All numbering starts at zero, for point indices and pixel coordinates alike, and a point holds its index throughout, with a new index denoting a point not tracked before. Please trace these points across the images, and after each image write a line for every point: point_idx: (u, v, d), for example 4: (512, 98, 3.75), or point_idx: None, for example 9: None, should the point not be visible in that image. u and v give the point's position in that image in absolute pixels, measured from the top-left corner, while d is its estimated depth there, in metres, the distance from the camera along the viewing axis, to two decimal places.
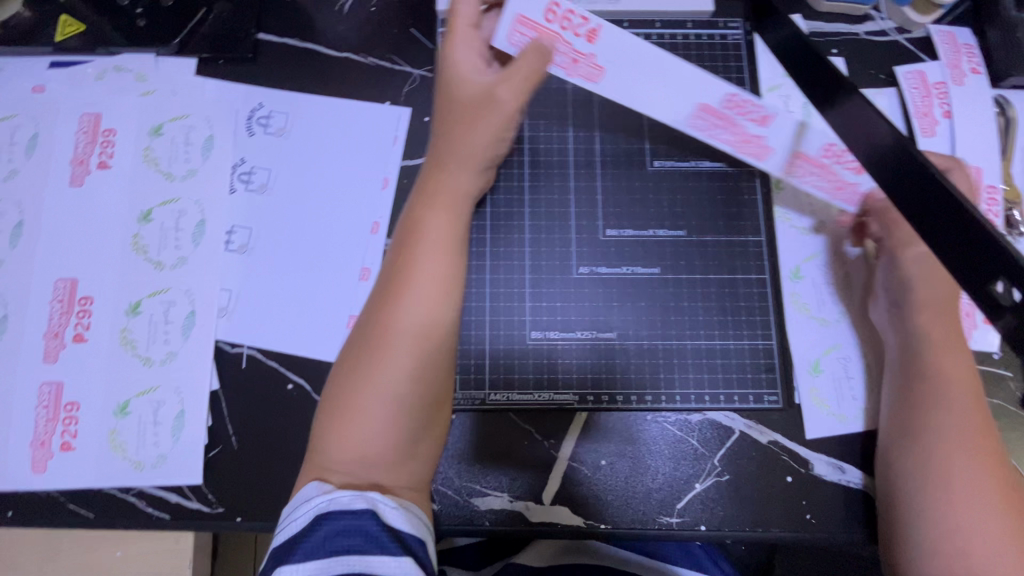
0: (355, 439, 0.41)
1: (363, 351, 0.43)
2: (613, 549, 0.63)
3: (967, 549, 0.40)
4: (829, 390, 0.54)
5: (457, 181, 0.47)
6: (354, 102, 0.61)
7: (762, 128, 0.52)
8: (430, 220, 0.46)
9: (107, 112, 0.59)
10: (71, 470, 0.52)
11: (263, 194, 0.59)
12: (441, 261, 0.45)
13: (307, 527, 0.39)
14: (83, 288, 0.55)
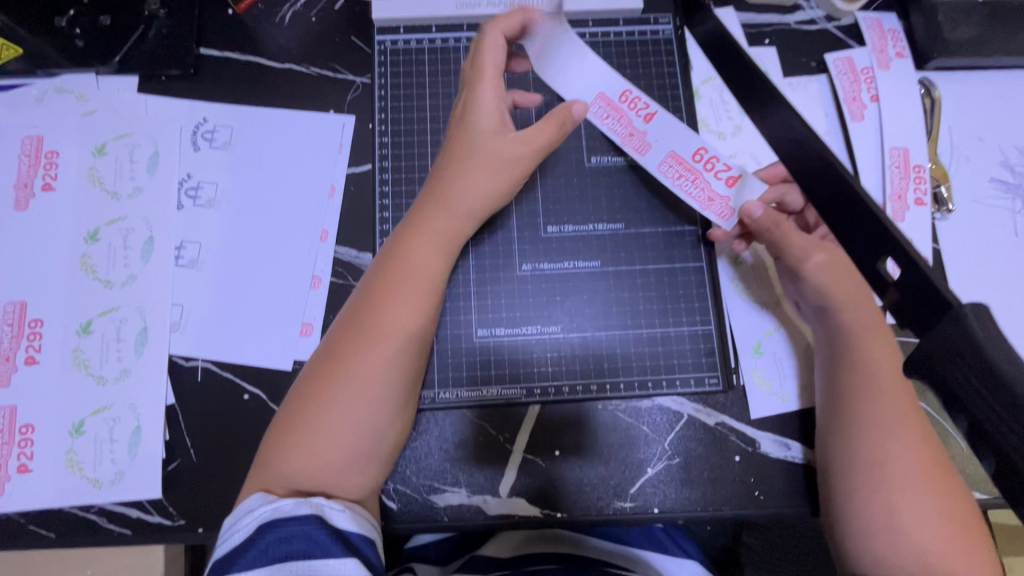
0: (338, 449, 0.44)
1: (345, 376, 0.45)
2: (575, 534, 0.65)
3: (898, 526, 0.44)
4: (772, 371, 0.56)
5: (453, 225, 0.50)
6: (297, 112, 0.62)
7: (644, 126, 0.55)
8: (407, 252, 0.49)
9: (49, 133, 0.59)
10: (29, 492, 0.52)
11: (210, 208, 0.59)
12: (423, 295, 0.48)
13: (251, 538, 0.40)
14: (33, 310, 0.55)
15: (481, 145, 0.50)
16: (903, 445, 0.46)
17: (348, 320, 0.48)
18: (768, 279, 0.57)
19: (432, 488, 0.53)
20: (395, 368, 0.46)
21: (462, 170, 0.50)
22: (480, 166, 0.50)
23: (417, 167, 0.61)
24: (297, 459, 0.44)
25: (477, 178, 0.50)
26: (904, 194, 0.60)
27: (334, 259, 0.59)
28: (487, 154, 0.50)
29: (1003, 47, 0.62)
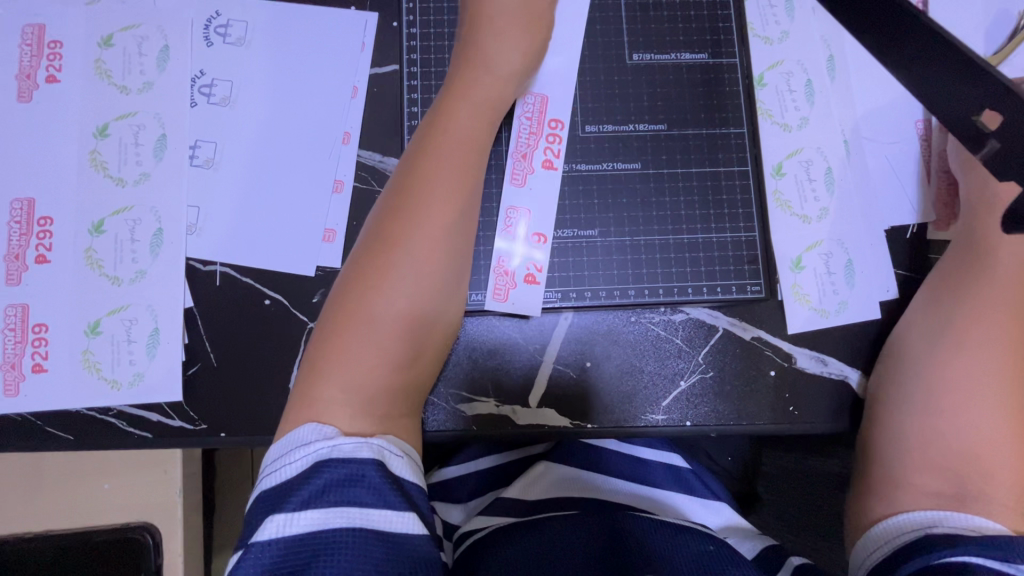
0: (376, 330, 0.43)
1: (391, 244, 0.45)
2: (602, 478, 0.64)
3: (942, 411, 0.48)
4: (812, 296, 0.54)
5: (491, 86, 0.49)
6: (316, 7, 0.58)
7: (537, 166, 0.52)
8: (451, 123, 0.47)
9: (52, 22, 0.55)
10: (45, 391, 0.51)
11: (225, 107, 0.56)
12: (465, 164, 0.47)
13: (303, 474, 0.38)
14: (41, 208, 0.53)
15: (504, 4, 0.49)
16: (992, 358, 0.48)
17: (391, 190, 0.47)
18: (811, 189, 0.55)
19: (460, 400, 0.52)
20: (439, 232, 0.45)
21: (492, 31, 0.49)
22: (509, 28, 0.49)
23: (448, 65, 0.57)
24: (354, 342, 0.43)
25: (510, 39, 0.49)
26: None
27: (358, 163, 0.56)
28: (509, 13, 0.49)
29: None
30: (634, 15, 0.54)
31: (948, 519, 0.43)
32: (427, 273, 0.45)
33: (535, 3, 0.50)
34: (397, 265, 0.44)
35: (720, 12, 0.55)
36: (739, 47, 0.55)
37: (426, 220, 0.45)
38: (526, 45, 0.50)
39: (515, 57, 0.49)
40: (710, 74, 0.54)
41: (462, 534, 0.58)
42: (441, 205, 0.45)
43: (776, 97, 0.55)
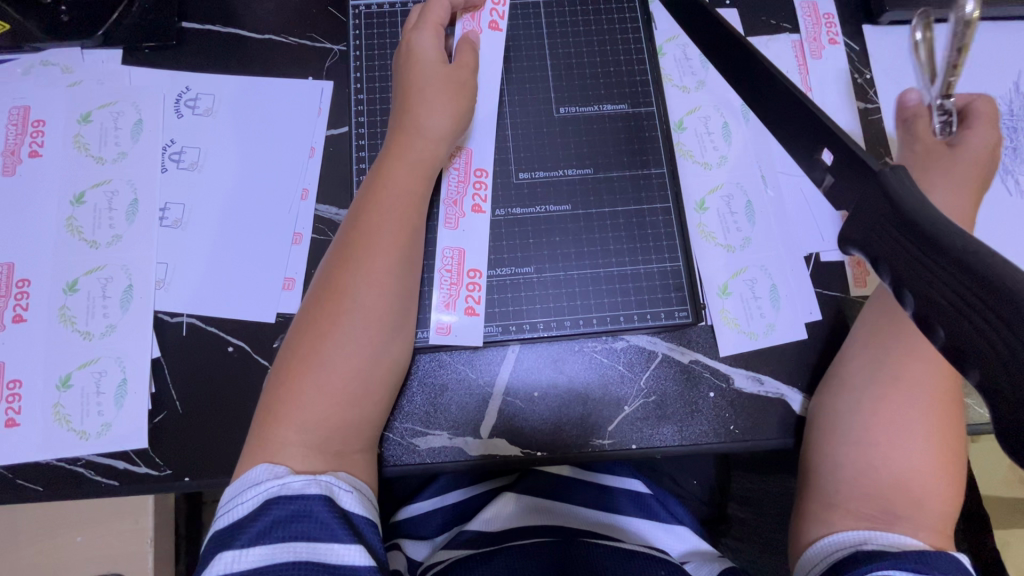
0: (319, 375, 0.46)
1: (334, 292, 0.48)
2: (566, 508, 0.65)
3: (878, 436, 0.49)
4: (736, 323, 0.58)
5: (425, 144, 0.53)
6: (275, 79, 0.64)
7: (467, 210, 0.57)
8: (390, 181, 0.51)
9: (35, 104, 0.61)
10: (17, 445, 0.53)
11: (193, 171, 0.61)
12: (405, 218, 0.51)
13: (253, 512, 0.41)
14: (20, 271, 0.57)
15: (434, 73, 0.54)
16: (920, 382, 0.49)
17: (339, 245, 0.50)
18: (731, 222, 0.59)
19: (415, 432, 0.55)
20: (382, 284, 0.48)
21: (423, 97, 0.54)
22: (439, 94, 0.54)
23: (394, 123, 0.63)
24: (305, 391, 0.46)
25: (440, 104, 0.54)
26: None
27: (315, 216, 0.61)
28: (436, 80, 0.54)
29: None
30: (560, 74, 0.60)
31: (876, 538, 0.45)
32: (371, 322, 0.48)
33: (459, 71, 0.55)
34: (338, 313, 0.47)
35: (637, 67, 0.61)
36: (657, 95, 0.60)
37: (365, 269, 0.48)
38: (455, 106, 0.54)
39: (445, 118, 0.54)
40: (631, 121, 0.60)
41: (424, 567, 0.59)
42: (381, 255, 0.49)
43: (695, 139, 0.61)
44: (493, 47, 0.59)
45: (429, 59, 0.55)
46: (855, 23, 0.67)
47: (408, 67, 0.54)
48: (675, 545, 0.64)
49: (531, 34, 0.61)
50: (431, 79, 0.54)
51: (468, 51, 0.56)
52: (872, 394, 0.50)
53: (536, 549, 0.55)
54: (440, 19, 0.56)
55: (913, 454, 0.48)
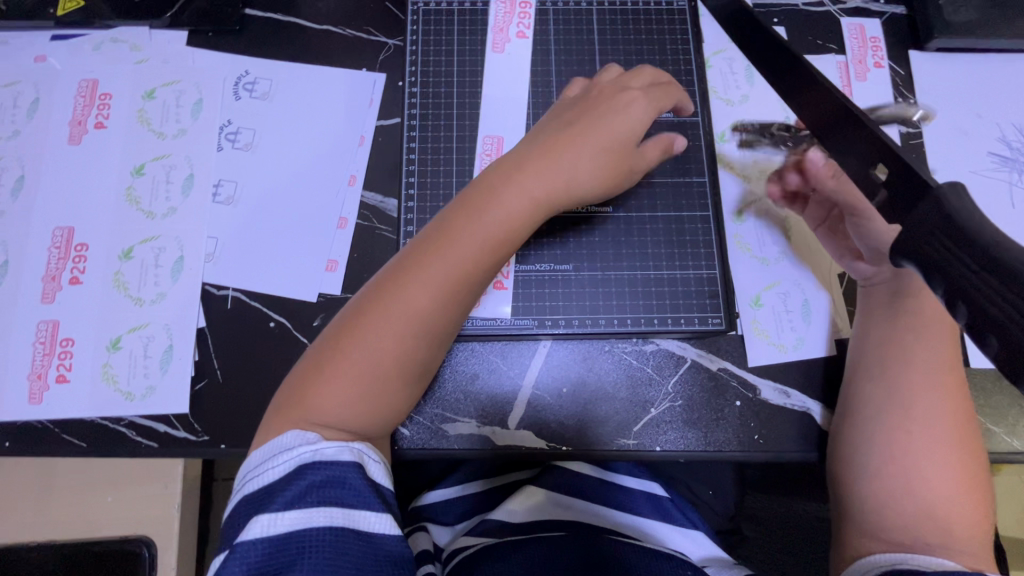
0: (361, 372, 0.46)
1: (403, 295, 0.47)
2: (585, 505, 0.66)
3: (907, 449, 0.49)
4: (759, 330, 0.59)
5: (551, 184, 0.50)
6: (330, 69, 0.66)
7: None
8: (504, 202, 0.49)
9: (103, 77, 0.64)
10: (66, 400, 0.55)
11: (247, 151, 0.63)
12: (498, 245, 0.49)
13: (288, 475, 0.42)
14: (79, 235, 0.59)
15: (601, 134, 0.51)
16: (937, 391, 0.50)
17: (428, 232, 0.49)
18: (767, 236, 0.60)
19: (444, 418, 0.56)
20: (456, 294, 0.48)
21: (573, 147, 0.51)
22: (596, 161, 0.51)
23: (444, 116, 0.63)
24: (353, 361, 0.46)
25: (591, 164, 0.51)
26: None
27: (361, 202, 0.62)
28: (603, 147, 0.51)
29: (1004, 29, 0.65)
30: None
31: (912, 559, 0.45)
32: (431, 325, 0.48)
33: (634, 153, 0.53)
34: (397, 318, 0.46)
35: (684, 78, 0.62)
36: (703, 105, 0.61)
37: (440, 286, 0.47)
38: (603, 174, 0.52)
39: (593, 173, 0.51)
40: (675, 130, 0.61)
41: (448, 554, 0.61)
42: (456, 275, 0.47)
43: (735, 152, 0.62)
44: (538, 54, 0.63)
45: (618, 118, 0.52)
46: (900, 48, 0.68)
47: (594, 120, 0.52)
48: (693, 550, 0.65)
49: (582, 40, 0.63)
50: (589, 137, 0.51)
51: (657, 147, 0.55)
52: (893, 412, 0.50)
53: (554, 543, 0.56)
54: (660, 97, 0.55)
55: (942, 474, 0.48)
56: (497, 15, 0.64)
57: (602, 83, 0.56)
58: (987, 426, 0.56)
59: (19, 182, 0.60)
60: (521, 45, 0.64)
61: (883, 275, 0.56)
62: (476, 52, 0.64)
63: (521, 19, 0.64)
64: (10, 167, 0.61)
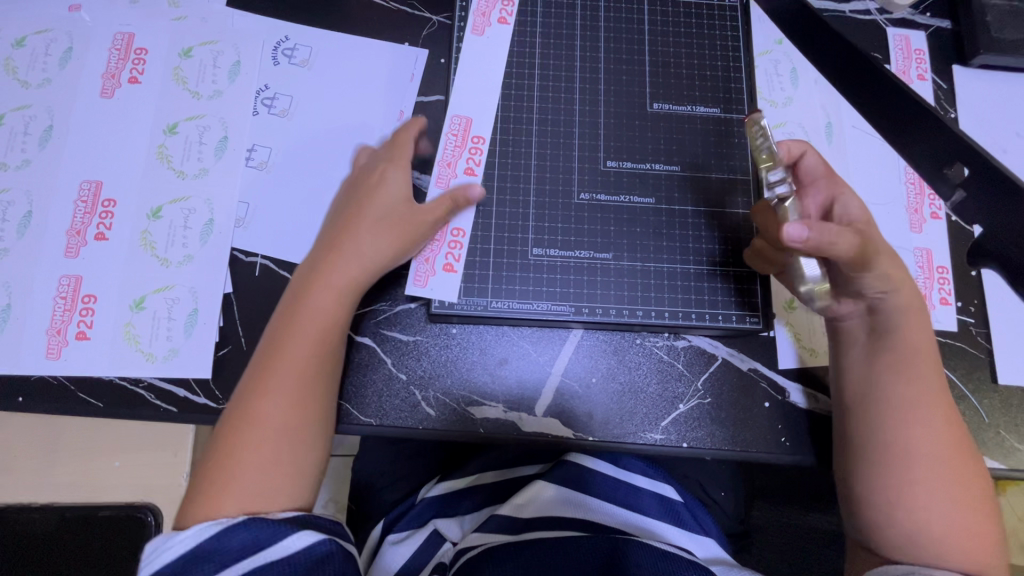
0: (237, 485, 0.45)
1: (245, 412, 0.47)
2: (597, 505, 0.65)
3: (911, 494, 0.47)
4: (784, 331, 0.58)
5: (359, 260, 0.52)
6: (373, 40, 0.65)
7: (459, 173, 0.58)
8: (314, 300, 0.51)
9: (140, 32, 0.62)
10: (85, 358, 0.54)
11: (283, 118, 0.62)
12: (323, 340, 0.50)
13: (184, 557, 0.41)
14: (107, 191, 0.58)
15: (375, 207, 0.53)
16: (930, 432, 0.47)
17: (259, 355, 0.50)
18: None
19: (470, 400, 0.56)
20: (299, 396, 0.48)
21: (354, 227, 0.53)
22: (382, 228, 0.53)
23: (490, 95, 0.60)
24: (234, 491, 0.45)
25: (380, 234, 0.53)
26: (920, 209, 0.60)
27: None
28: (387, 217, 0.53)
29: None
30: (656, 71, 0.61)
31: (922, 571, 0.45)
32: (281, 436, 0.47)
33: (414, 213, 0.54)
34: (252, 432, 0.46)
35: (733, 74, 0.61)
36: (749, 103, 0.61)
37: (280, 387, 0.48)
38: (401, 237, 0.53)
39: (381, 242, 0.53)
40: (720, 126, 0.60)
41: (462, 552, 0.60)
42: (294, 372, 0.48)
43: None
44: (580, 42, 0.62)
45: (387, 191, 0.54)
46: (945, 61, 0.67)
47: (368, 197, 0.54)
48: (700, 551, 0.64)
49: (632, 29, 0.62)
50: (363, 212, 0.53)
51: (440, 205, 0.54)
52: (881, 444, 0.48)
53: (572, 542, 0.56)
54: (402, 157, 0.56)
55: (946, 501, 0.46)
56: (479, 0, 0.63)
57: (362, 161, 0.56)
58: (1013, 444, 0.56)
59: (48, 132, 0.59)
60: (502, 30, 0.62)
61: (857, 310, 0.50)
62: (523, 31, 0.62)
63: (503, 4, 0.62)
64: (39, 116, 0.59)
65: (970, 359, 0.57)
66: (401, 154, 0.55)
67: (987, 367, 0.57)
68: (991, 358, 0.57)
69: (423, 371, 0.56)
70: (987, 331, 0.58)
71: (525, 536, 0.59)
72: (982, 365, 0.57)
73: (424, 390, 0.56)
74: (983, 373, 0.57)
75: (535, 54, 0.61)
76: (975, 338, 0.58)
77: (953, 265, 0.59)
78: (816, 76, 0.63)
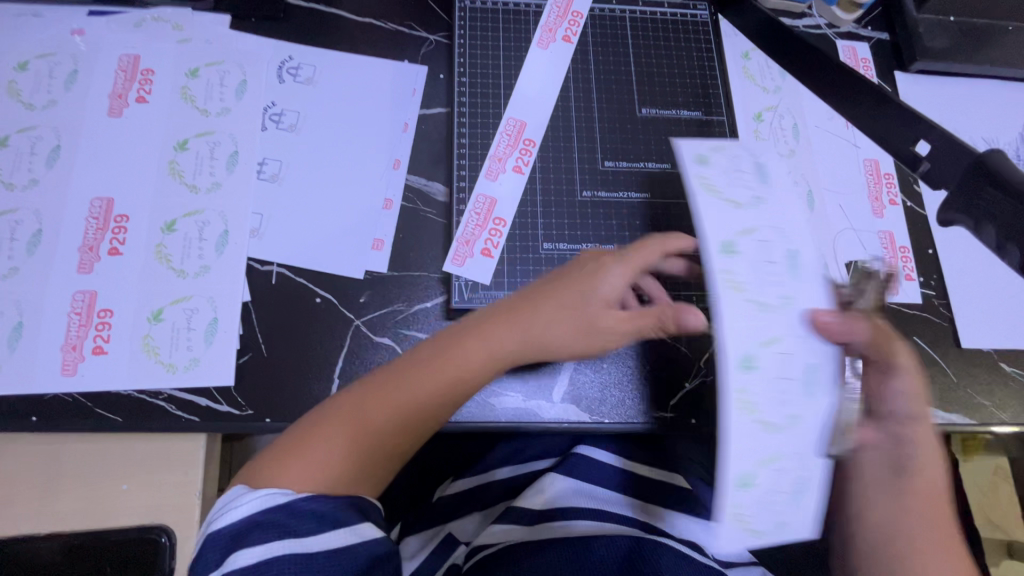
0: (304, 475, 0.44)
1: (360, 422, 0.45)
2: (610, 495, 0.66)
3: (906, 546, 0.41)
4: (779, 349, 0.36)
5: (534, 330, 0.47)
6: (377, 58, 0.68)
7: (509, 168, 0.62)
8: (474, 343, 0.47)
9: (146, 54, 0.64)
10: (104, 372, 0.54)
11: (292, 133, 0.64)
12: (458, 389, 0.47)
13: (256, 517, 0.42)
14: (120, 207, 0.58)
15: (572, 287, 0.48)
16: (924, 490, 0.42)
17: (394, 369, 0.47)
18: (819, 247, 0.65)
19: (491, 391, 0.58)
20: (413, 428, 0.47)
21: (545, 302, 0.48)
22: (555, 309, 0.47)
23: (492, 106, 0.64)
24: (299, 473, 0.44)
25: (558, 318, 0.47)
26: (880, 197, 0.68)
27: (406, 184, 0.64)
28: (565, 304, 0.47)
29: (976, 56, 0.74)
30: (641, 81, 0.67)
31: None
32: (382, 454, 0.46)
33: (601, 313, 0.47)
34: (352, 441, 0.45)
35: (709, 81, 0.68)
36: (727, 106, 0.67)
37: (402, 415, 0.46)
38: (577, 329, 0.47)
39: (562, 332, 0.47)
40: (702, 128, 0.66)
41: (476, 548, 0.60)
42: (422, 403, 0.46)
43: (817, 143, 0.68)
44: (569, 55, 0.67)
45: (595, 294, 0.48)
46: (888, 68, 0.76)
47: (587, 278, 0.48)
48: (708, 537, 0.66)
49: (618, 44, 0.68)
50: (577, 296, 0.47)
51: (651, 252, 0.49)
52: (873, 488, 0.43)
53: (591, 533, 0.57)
54: (642, 263, 0.49)
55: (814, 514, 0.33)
56: (550, 16, 0.68)
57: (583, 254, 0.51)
58: (979, 401, 0.62)
59: (55, 152, 0.59)
60: (564, 48, 0.67)
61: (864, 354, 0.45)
62: (520, 45, 0.66)
63: (571, 24, 0.68)
64: (45, 136, 0.60)
65: (935, 332, 0.64)
66: (634, 261, 0.49)
67: (950, 334, 0.64)
68: (953, 326, 0.64)
69: None
70: (948, 302, 0.65)
71: (546, 532, 0.59)
72: (943, 329, 0.64)
73: None
74: (948, 341, 0.64)
75: (531, 67, 0.66)
76: (941, 308, 0.65)
77: (913, 245, 0.67)
78: (782, 81, 0.70)
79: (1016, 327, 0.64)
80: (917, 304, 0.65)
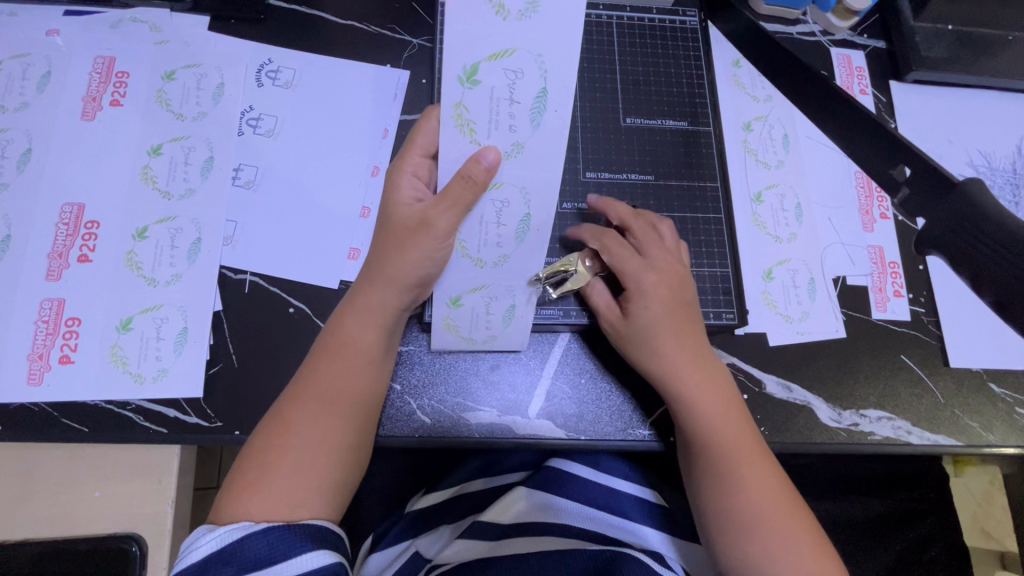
0: (260, 495, 0.46)
1: (283, 423, 0.49)
2: (580, 509, 0.65)
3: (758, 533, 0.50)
4: (507, 68, 0.39)
5: (411, 267, 0.47)
6: (357, 62, 0.67)
7: None
8: (354, 313, 0.51)
9: (121, 56, 0.63)
10: (71, 382, 0.54)
11: (269, 138, 0.63)
12: (359, 362, 0.51)
13: (213, 555, 0.43)
14: (90, 213, 0.57)
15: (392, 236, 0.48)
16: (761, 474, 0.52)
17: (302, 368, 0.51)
18: (806, 264, 0.64)
19: (463, 406, 0.57)
20: (338, 409, 0.50)
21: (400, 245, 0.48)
22: (406, 243, 0.47)
23: None
24: (257, 498, 0.46)
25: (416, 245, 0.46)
26: (870, 210, 0.66)
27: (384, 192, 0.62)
28: (406, 238, 0.47)
29: (973, 67, 0.72)
30: (627, 89, 0.65)
31: None
32: (325, 447, 0.49)
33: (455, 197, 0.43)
34: (290, 442, 0.48)
35: (697, 90, 0.66)
36: (715, 117, 0.66)
37: (320, 399, 0.49)
38: (433, 254, 0.47)
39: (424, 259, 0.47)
40: (688, 138, 0.65)
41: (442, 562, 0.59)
42: (329, 389, 0.50)
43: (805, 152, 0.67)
44: None
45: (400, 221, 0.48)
46: (883, 78, 0.74)
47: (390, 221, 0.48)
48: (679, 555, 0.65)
49: (603, 50, 0.66)
50: (426, 234, 0.46)
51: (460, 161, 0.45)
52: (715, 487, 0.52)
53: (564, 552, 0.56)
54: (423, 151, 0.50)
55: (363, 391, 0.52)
56: None
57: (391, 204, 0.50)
58: (966, 422, 0.61)
59: (26, 156, 0.58)
60: None
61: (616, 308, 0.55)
62: None
63: None
64: (16, 139, 0.59)
65: (923, 350, 0.63)
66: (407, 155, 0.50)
67: (938, 352, 0.63)
68: (941, 344, 0.63)
69: (416, 380, 0.57)
70: (938, 320, 0.64)
71: (505, 547, 0.58)
72: (932, 347, 0.63)
73: (417, 399, 0.57)
74: (936, 360, 0.62)
75: None
76: (929, 326, 0.63)
77: (902, 260, 0.65)
78: (772, 91, 0.68)
79: (1004, 346, 0.63)
80: (905, 322, 0.63)
